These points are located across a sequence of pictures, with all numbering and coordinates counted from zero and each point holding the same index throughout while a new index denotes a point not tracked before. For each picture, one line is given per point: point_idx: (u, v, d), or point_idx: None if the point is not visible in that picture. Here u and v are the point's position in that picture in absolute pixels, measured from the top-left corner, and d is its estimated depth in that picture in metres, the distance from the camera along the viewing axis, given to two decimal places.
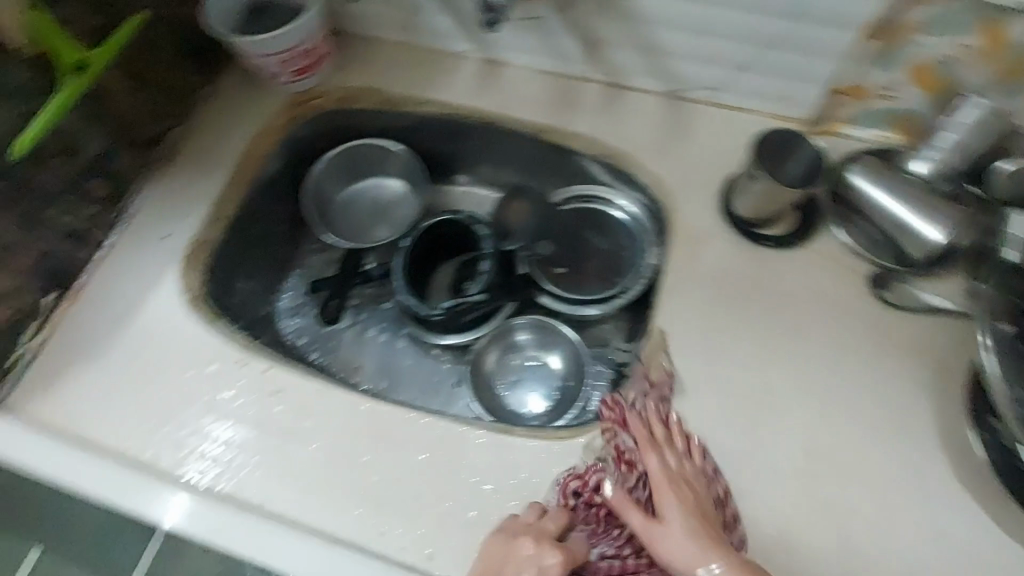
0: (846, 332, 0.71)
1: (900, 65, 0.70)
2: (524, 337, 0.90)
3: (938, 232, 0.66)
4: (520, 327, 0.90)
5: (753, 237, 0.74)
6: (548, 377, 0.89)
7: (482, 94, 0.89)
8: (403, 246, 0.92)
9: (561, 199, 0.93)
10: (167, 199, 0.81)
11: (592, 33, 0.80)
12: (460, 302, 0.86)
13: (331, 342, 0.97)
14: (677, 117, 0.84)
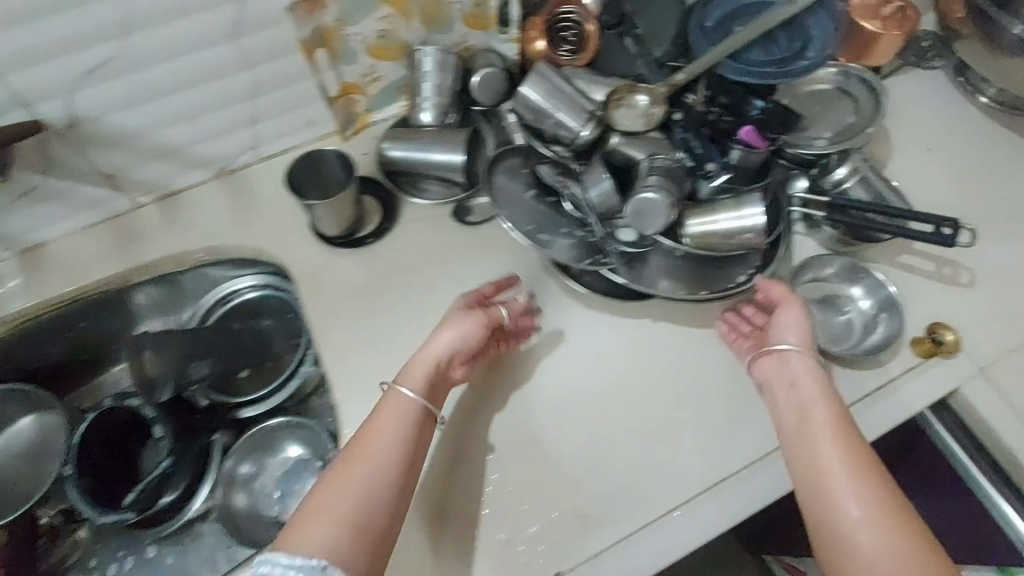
0: (461, 263, 0.80)
1: (360, 52, 0.79)
2: (249, 466, 0.85)
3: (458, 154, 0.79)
4: (236, 462, 0.84)
5: (354, 243, 0.81)
6: (297, 468, 0.84)
7: (39, 286, 0.81)
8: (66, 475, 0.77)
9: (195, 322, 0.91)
10: None
11: (97, 169, 0.78)
12: (147, 482, 0.78)
13: None
14: (240, 190, 0.86)
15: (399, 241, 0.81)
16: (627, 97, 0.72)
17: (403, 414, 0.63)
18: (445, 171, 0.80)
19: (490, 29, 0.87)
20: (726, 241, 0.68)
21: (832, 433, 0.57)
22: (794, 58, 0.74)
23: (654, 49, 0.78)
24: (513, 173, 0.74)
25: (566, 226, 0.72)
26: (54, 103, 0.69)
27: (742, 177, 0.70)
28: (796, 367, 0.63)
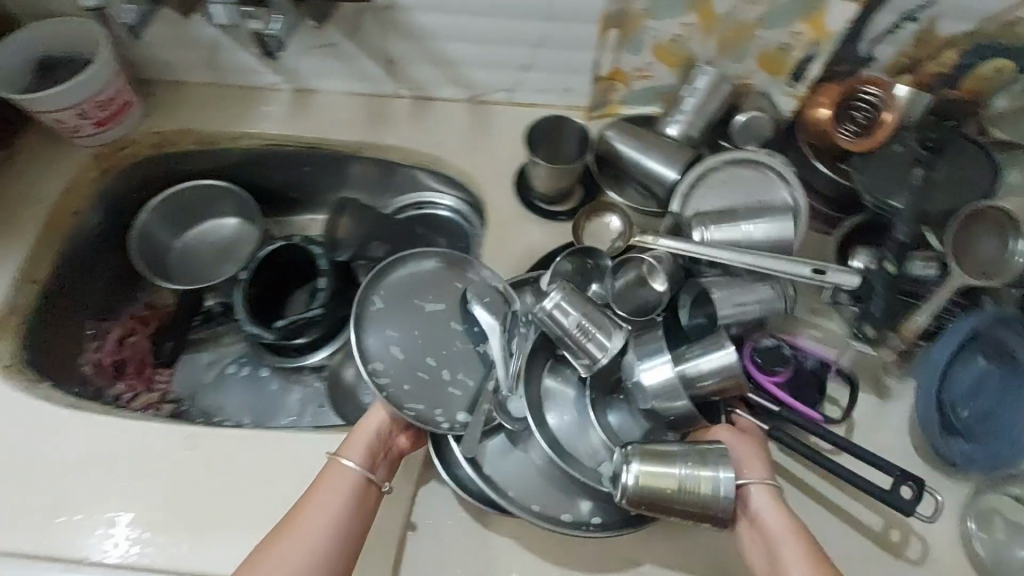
0: None
1: (648, 48, 0.80)
2: None
3: (675, 171, 0.78)
4: None
5: (547, 210, 0.83)
6: None
7: (297, 123, 0.92)
8: (241, 278, 0.89)
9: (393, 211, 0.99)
10: None
11: (385, 53, 0.87)
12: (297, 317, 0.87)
13: (198, 384, 0.93)
14: (481, 119, 0.92)
15: (591, 229, 0.82)
16: (601, 213, 0.81)
17: (348, 482, 0.65)
18: (654, 182, 0.80)
19: (778, 77, 0.82)
20: (678, 497, 0.60)
21: (804, 565, 0.58)
22: (944, 434, 0.69)
23: (932, 198, 0.73)
24: (436, 293, 0.79)
25: (474, 377, 0.75)
26: None
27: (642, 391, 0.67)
28: (755, 499, 0.62)
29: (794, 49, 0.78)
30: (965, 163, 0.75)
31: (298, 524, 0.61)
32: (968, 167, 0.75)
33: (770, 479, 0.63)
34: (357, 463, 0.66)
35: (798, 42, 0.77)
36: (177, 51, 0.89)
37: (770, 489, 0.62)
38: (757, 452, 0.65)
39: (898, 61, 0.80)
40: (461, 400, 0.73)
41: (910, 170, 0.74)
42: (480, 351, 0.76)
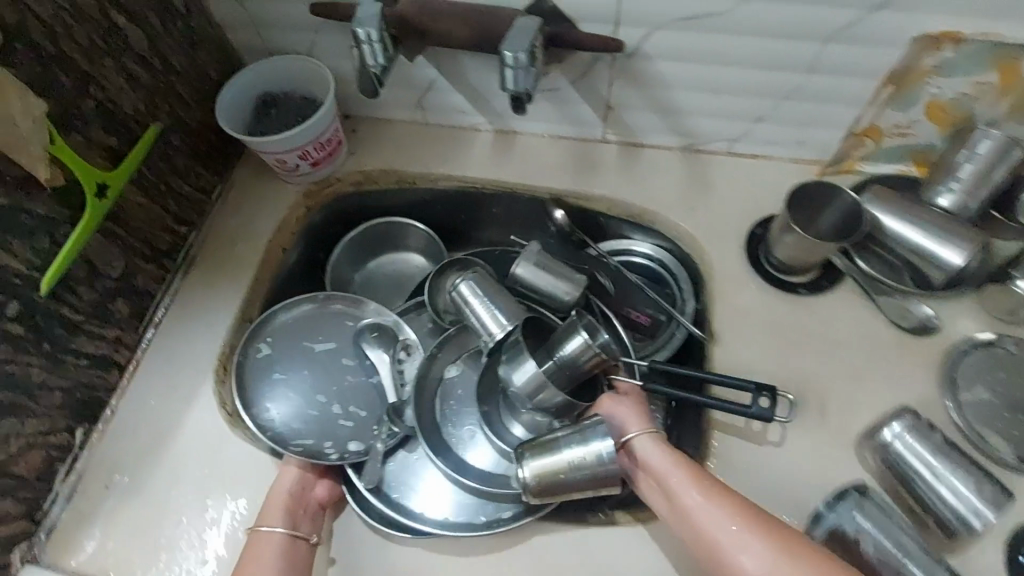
0: (892, 363, 0.70)
1: (920, 105, 0.71)
2: None
3: (956, 257, 0.67)
4: None
5: (786, 284, 0.75)
6: None
7: (499, 167, 0.89)
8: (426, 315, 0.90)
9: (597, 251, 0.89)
10: (191, 311, 0.78)
11: (606, 99, 0.81)
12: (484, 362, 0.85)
13: None
14: (697, 170, 0.85)
15: (837, 306, 0.73)
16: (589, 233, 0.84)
17: (268, 545, 0.63)
18: (925, 264, 0.69)
19: None
20: (576, 480, 0.61)
21: (717, 502, 0.59)
22: None
23: None
24: (324, 333, 0.81)
25: (369, 408, 0.77)
26: (636, 30, 0.70)
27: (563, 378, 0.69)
28: (642, 446, 0.65)
29: None
30: None
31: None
32: None
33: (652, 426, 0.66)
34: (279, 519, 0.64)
35: None
36: (388, 90, 0.87)
37: (646, 431, 0.66)
38: (639, 407, 0.68)
39: None
40: (361, 432, 0.76)
41: None
42: (376, 384, 0.79)
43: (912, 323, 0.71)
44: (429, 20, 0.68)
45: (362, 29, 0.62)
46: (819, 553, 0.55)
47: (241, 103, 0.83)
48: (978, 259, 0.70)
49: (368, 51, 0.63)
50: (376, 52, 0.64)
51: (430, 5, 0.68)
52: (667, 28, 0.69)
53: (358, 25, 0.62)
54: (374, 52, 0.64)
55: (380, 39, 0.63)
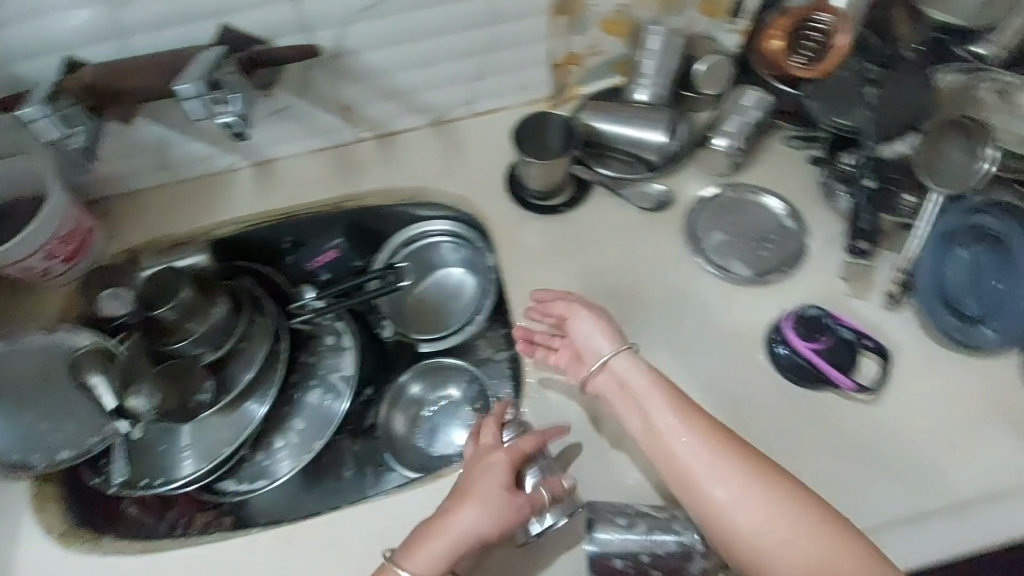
0: (649, 241, 0.81)
1: (594, 25, 0.82)
2: (418, 388, 0.89)
3: (661, 134, 0.81)
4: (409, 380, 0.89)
5: (548, 209, 0.84)
6: (452, 413, 0.88)
7: (267, 197, 0.90)
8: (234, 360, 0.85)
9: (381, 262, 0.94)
10: None
11: (339, 100, 0.85)
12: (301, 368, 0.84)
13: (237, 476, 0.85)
14: (450, 139, 0.92)
15: (594, 212, 0.83)
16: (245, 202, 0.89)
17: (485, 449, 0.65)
18: (642, 149, 0.82)
19: (720, 17, 0.85)
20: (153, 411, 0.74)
21: (690, 428, 0.61)
22: (979, 321, 0.68)
23: (892, 114, 0.73)
24: (32, 372, 0.76)
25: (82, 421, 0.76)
26: (329, 31, 0.74)
27: (192, 315, 0.75)
28: (619, 366, 0.66)
29: None
30: (909, 92, 0.74)
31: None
32: (917, 88, 0.74)
33: (627, 346, 0.68)
34: (479, 509, 0.60)
35: None
36: (125, 160, 0.85)
37: (637, 359, 0.67)
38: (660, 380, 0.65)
39: None
40: (74, 439, 0.75)
41: (861, 93, 0.75)
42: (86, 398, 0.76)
43: (654, 201, 0.82)
44: (118, 78, 0.68)
45: (29, 108, 0.64)
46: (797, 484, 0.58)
47: None
48: (681, 134, 0.83)
49: (46, 124, 0.65)
50: (57, 120, 0.65)
51: (117, 65, 0.69)
52: (357, 20, 0.73)
53: (25, 108, 0.64)
54: (55, 122, 0.65)
55: (55, 108, 0.65)
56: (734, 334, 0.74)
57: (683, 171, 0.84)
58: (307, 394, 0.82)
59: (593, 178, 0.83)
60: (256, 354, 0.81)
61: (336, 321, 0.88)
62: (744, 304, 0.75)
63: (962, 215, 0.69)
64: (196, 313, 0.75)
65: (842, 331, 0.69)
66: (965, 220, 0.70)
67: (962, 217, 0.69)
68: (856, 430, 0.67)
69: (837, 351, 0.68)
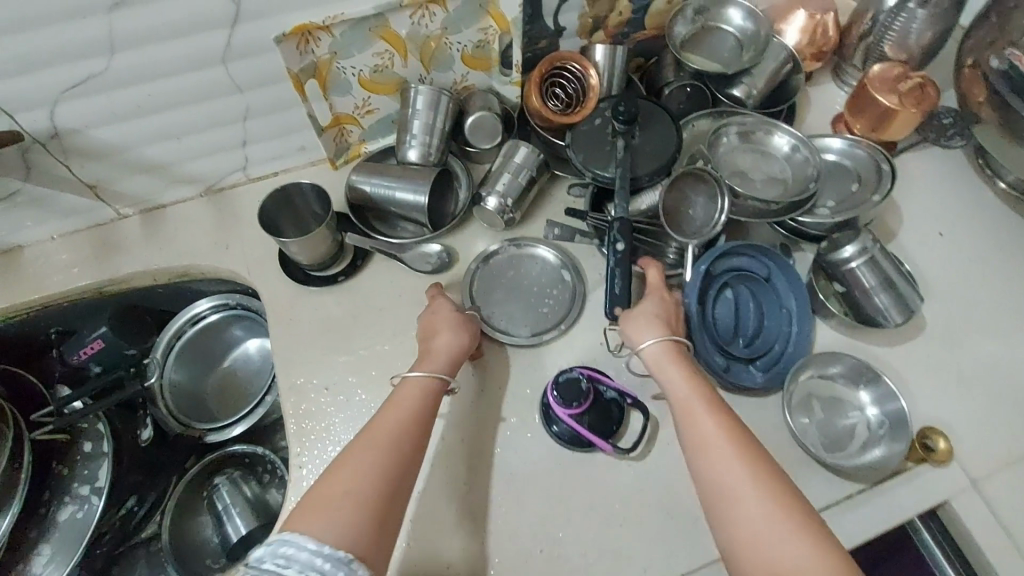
0: None
1: (355, 86, 0.79)
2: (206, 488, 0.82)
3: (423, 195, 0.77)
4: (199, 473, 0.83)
5: (325, 279, 0.79)
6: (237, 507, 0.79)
7: (9, 291, 0.80)
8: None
9: (160, 356, 0.86)
10: None
11: (80, 180, 0.77)
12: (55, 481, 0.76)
13: None
14: (227, 208, 0.86)
15: (374, 279, 0.80)
16: None
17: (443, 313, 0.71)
18: (412, 211, 0.79)
19: (490, 71, 0.84)
20: None
21: (715, 416, 0.57)
22: (744, 362, 0.70)
23: (640, 165, 0.74)
24: None
25: None
26: (35, 113, 0.67)
27: None
28: (654, 351, 0.63)
29: (489, 44, 0.81)
30: (652, 139, 0.76)
31: (337, 466, 0.55)
32: (660, 136, 0.76)
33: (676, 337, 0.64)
34: (440, 349, 0.67)
35: (489, 36, 0.80)
36: None
37: (674, 349, 0.63)
38: (667, 310, 0.66)
39: (586, 22, 0.85)
40: None
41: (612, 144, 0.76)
42: None
43: (434, 261, 0.79)
44: None
45: None
46: (795, 496, 0.51)
47: None
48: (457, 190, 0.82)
49: None
50: None
51: None
52: (63, 100, 0.67)
53: None
54: None
55: None
56: (511, 397, 0.72)
57: (465, 229, 0.82)
58: (64, 501, 0.75)
59: (370, 245, 0.78)
60: None
61: (96, 424, 0.78)
62: (523, 364, 0.74)
63: (724, 262, 0.71)
64: None
65: (605, 390, 0.69)
66: (728, 266, 0.71)
67: (724, 263, 0.71)
68: (626, 487, 0.67)
69: (603, 412, 0.68)
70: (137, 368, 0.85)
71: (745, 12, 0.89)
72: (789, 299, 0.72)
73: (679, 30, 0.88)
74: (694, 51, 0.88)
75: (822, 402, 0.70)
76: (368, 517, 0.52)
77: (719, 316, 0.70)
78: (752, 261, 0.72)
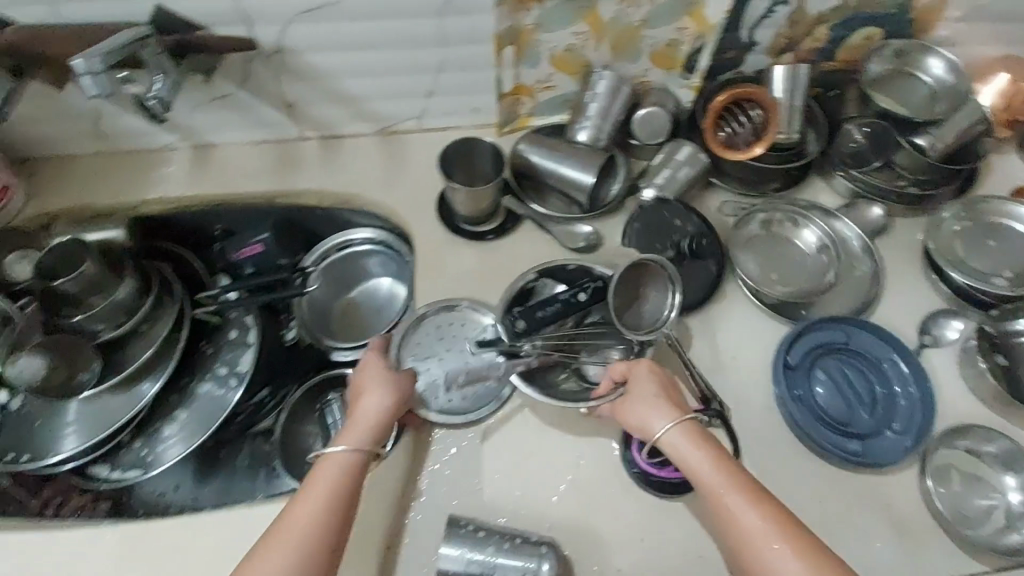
0: None
1: (545, 60, 0.82)
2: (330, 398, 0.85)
3: (590, 177, 0.80)
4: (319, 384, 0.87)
5: (475, 234, 0.83)
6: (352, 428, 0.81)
7: (198, 182, 0.88)
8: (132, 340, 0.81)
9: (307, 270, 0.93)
10: None
11: (283, 97, 0.84)
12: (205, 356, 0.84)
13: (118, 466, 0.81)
14: (396, 150, 0.91)
15: (520, 244, 0.83)
16: (174, 183, 0.88)
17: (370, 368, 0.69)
18: (571, 188, 0.82)
19: (672, 71, 0.86)
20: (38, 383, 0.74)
21: (753, 504, 0.56)
22: (879, 429, 0.69)
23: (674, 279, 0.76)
24: None
25: None
26: (271, 28, 0.74)
27: (84, 288, 0.75)
28: (676, 440, 0.61)
29: (681, 44, 0.82)
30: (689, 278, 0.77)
31: (288, 513, 0.56)
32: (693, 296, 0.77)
33: (690, 416, 0.62)
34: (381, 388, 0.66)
35: (684, 36, 0.81)
36: (54, 125, 0.84)
37: (693, 426, 0.62)
38: (658, 380, 0.65)
39: (778, 42, 0.85)
40: None
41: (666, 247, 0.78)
42: None
43: (580, 242, 0.82)
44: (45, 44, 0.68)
45: None
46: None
47: None
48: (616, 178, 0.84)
49: None
50: None
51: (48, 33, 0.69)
52: (297, 20, 0.73)
53: None
54: None
55: None
56: None
57: (614, 217, 0.84)
58: (202, 385, 0.83)
59: (524, 212, 0.83)
60: (155, 337, 0.80)
61: (245, 315, 0.87)
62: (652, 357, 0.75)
63: (802, 345, 0.72)
64: (94, 288, 0.76)
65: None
66: (808, 345, 0.73)
67: (802, 346, 0.72)
68: None
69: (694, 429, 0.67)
70: (300, 275, 0.92)
71: (947, 64, 0.86)
72: (884, 360, 0.72)
73: (872, 70, 0.88)
74: (886, 95, 0.88)
75: (962, 474, 0.67)
76: (322, 560, 0.54)
77: (821, 394, 0.71)
78: (831, 333, 0.73)
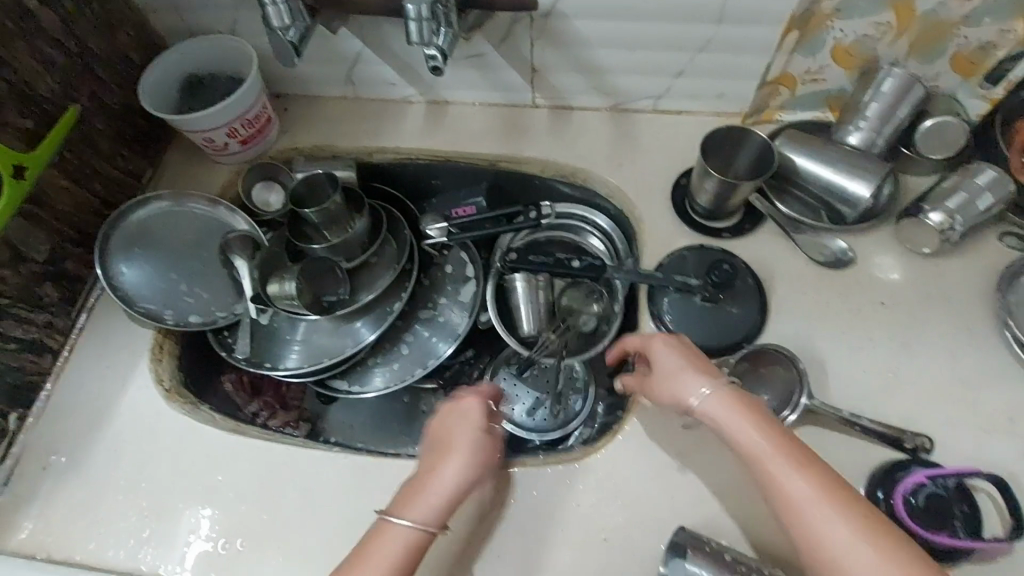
0: (814, 296, 0.73)
1: (825, 50, 0.74)
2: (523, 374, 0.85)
3: (859, 185, 0.72)
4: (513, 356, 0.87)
5: (710, 230, 0.78)
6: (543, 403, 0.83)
7: (430, 136, 0.90)
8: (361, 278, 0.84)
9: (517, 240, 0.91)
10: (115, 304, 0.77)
11: (531, 61, 0.83)
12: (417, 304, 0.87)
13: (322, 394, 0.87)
14: (626, 129, 0.87)
15: (759, 247, 0.76)
16: (409, 135, 0.90)
17: (468, 422, 0.61)
18: (831, 195, 0.74)
19: (970, 78, 0.74)
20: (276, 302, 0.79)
21: (809, 471, 0.52)
22: None
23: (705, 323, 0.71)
24: (185, 233, 0.82)
25: (211, 291, 0.81)
26: None
27: (329, 220, 0.79)
28: (714, 408, 0.57)
29: (997, 48, 0.70)
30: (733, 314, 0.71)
31: (367, 549, 0.54)
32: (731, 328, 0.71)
33: (727, 382, 0.58)
34: (459, 457, 0.59)
35: (1006, 40, 0.69)
36: (315, 65, 0.88)
37: (734, 391, 0.58)
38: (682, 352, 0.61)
39: None
40: (203, 307, 0.80)
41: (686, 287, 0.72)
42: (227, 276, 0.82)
43: (830, 256, 0.74)
44: None
45: None
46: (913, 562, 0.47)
47: (167, 85, 0.83)
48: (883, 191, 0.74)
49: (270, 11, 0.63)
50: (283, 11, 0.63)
51: None
52: None
53: None
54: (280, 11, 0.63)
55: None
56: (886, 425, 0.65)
57: (871, 234, 0.75)
58: (415, 329, 0.87)
59: (769, 212, 0.76)
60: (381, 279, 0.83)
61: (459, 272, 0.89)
62: (907, 400, 0.66)
63: None
64: (336, 219, 0.79)
65: (942, 480, 0.59)
66: None
67: None
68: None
69: (947, 500, 0.59)
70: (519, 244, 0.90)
71: None
72: None
73: None
74: None
75: None
76: None
77: None
78: None
